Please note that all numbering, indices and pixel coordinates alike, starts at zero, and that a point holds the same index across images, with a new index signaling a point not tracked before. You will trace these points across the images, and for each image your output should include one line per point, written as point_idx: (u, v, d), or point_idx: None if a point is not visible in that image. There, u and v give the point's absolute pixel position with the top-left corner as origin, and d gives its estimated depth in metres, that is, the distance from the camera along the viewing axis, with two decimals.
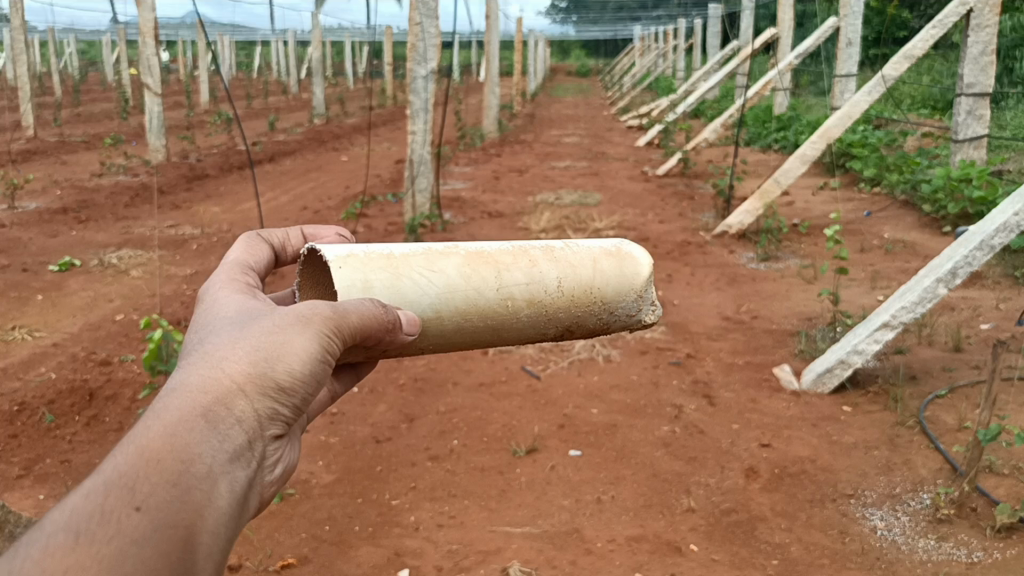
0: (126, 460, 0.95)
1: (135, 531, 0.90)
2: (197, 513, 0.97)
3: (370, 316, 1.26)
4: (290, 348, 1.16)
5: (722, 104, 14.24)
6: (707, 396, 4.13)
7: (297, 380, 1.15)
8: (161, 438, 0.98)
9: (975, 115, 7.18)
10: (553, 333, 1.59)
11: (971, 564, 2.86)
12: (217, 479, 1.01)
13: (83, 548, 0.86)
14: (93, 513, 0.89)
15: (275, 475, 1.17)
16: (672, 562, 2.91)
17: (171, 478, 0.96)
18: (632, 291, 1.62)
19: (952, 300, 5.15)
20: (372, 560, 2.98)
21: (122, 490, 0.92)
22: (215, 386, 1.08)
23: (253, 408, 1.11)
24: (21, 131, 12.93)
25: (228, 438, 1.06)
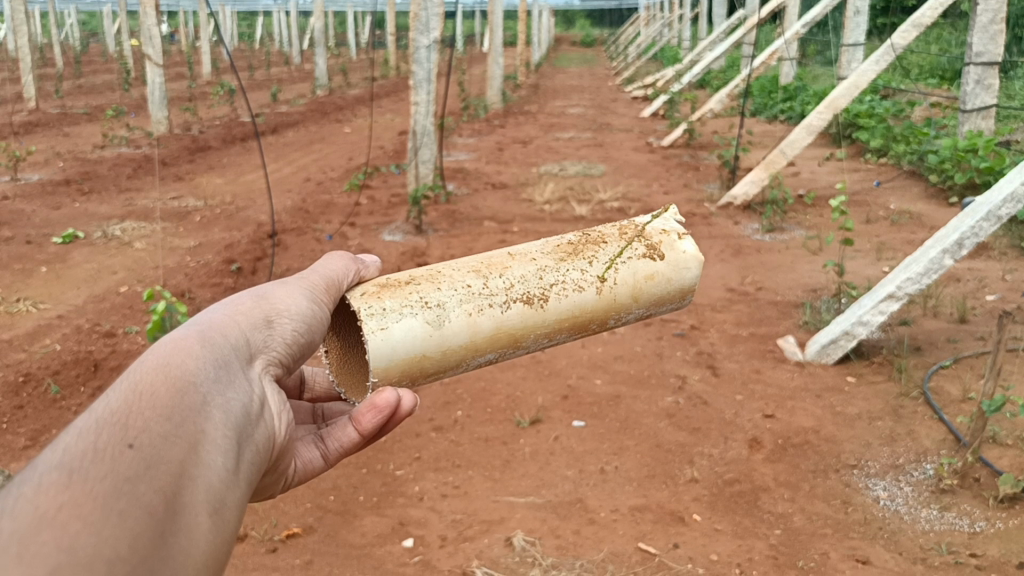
0: (114, 397, 0.85)
1: (129, 467, 0.77)
2: (192, 448, 0.85)
3: (343, 272, 1.37)
4: (278, 296, 1.23)
5: (728, 74, 14.12)
6: (711, 366, 4.14)
7: (285, 319, 1.20)
8: (153, 369, 0.90)
9: (984, 84, 7.10)
10: (575, 237, 1.52)
11: (974, 534, 2.88)
12: (213, 410, 0.92)
13: (78, 483, 0.73)
14: (86, 451, 0.76)
15: (286, 422, 1.10)
16: (675, 532, 2.93)
17: (166, 410, 0.86)
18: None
19: (958, 271, 5.13)
20: (376, 529, 3.00)
21: (112, 428, 0.80)
22: (209, 319, 1.08)
23: (248, 341, 1.10)
24: (22, 104, 12.90)
25: (225, 364, 1.01)
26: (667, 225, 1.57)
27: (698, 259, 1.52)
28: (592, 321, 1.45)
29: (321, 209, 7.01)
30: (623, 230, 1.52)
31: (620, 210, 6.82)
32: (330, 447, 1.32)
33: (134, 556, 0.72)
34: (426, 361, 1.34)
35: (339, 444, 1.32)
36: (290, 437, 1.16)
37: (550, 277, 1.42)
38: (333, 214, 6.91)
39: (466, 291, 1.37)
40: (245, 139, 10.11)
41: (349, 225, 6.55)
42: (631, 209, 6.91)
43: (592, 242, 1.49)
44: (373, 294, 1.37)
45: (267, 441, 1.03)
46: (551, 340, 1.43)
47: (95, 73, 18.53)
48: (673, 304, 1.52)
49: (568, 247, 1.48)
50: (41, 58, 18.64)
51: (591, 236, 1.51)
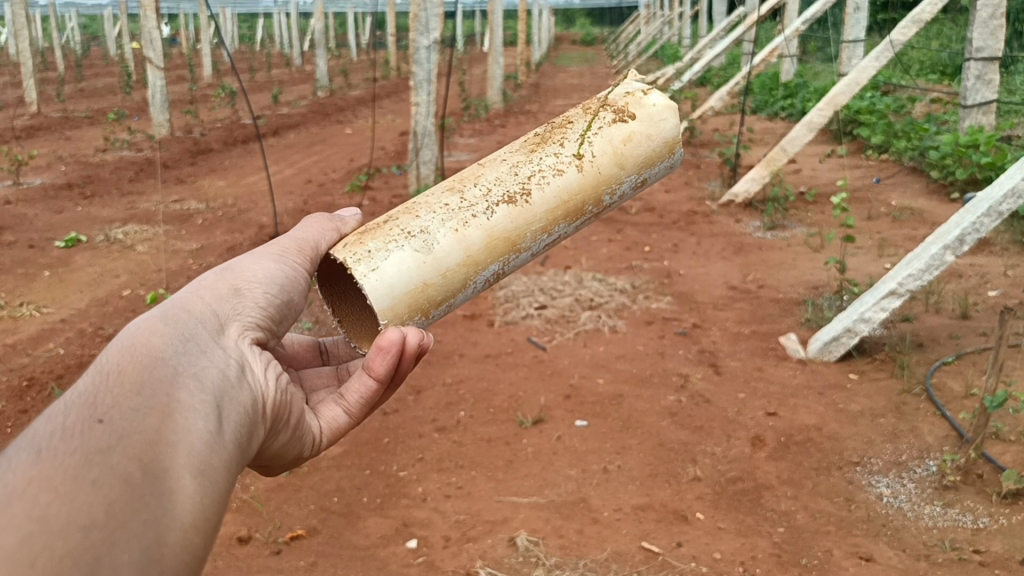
0: (84, 383, 0.88)
1: (100, 438, 0.80)
2: (166, 417, 0.87)
3: (315, 231, 1.43)
4: (243, 269, 1.31)
5: (728, 73, 14.12)
6: (713, 365, 4.14)
7: (252, 286, 1.27)
8: (119, 351, 0.94)
9: (984, 80, 7.09)
10: (541, 129, 1.57)
11: (977, 530, 2.88)
12: (184, 377, 0.96)
13: (45, 462, 0.76)
14: (55, 431, 0.79)
15: (270, 378, 1.15)
16: (678, 530, 2.93)
17: (136, 386, 0.89)
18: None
19: (960, 266, 5.13)
20: (380, 531, 3.01)
21: (80, 410, 0.83)
22: (173, 295, 1.14)
23: (214, 308, 1.16)
24: (25, 108, 12.93)
25: (192, 336, 1.06)
26: (629, 88, 1.61)
27: (670, 106, 1.56)
28: (585, 203, 1.52)
29: (323, 211, 7.02)
30: (587, 106, 1.57)
31: (621, 209, 6.80)
32: (352, 401, 1.35)
33: (109, 521, 0.74)
34: (431, 289, 1.41)
35: (359, 395, 1.35)
36: (287, 394, 1.21)
37: (525, 171, 1.49)
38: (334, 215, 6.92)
39: (445, 210, 1.44)
40: (246, 140, 10.13)
41: None
42: (632, 208, 6.91)
43: (559, 127, 1.54)
44: (355, 241, 1.42)
45: (251, 401, 1.08)
46: (550, 233, 1.50)
47: (96, 76, 18.56)
48: (662, 161, 1.57)
49: (536, 140, 1.54)
50: (42, 63, 18.66)
51: (557, 122, 1.56)
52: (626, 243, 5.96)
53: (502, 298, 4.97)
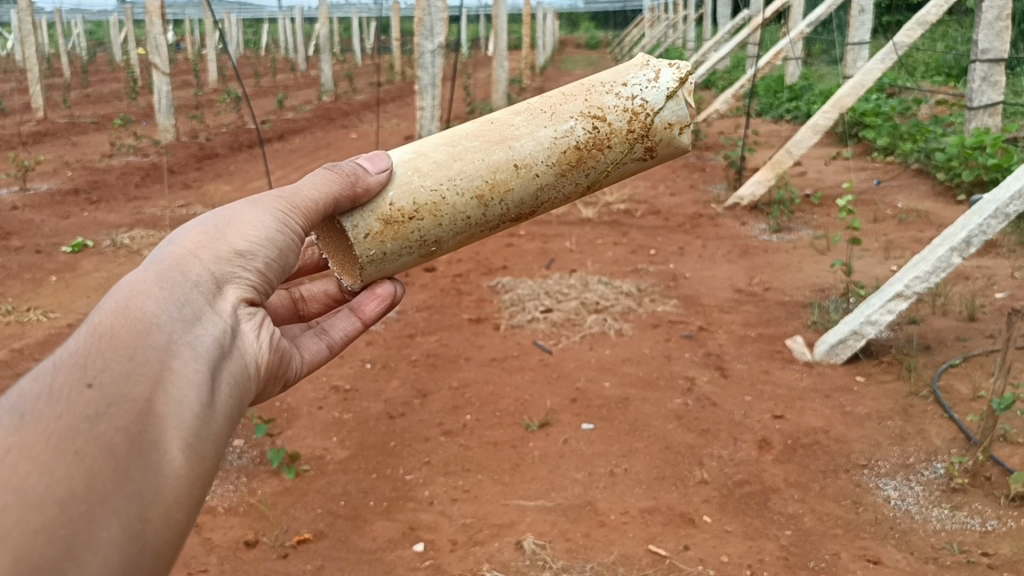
0: (76, 341, 0.99)
1: (87, 406, 0.92)
2: (157, 384, 1.00)
3: (325, 193, 1.47)
4: (247, 221, 1.35)
5: (734, 76, 14.10)
6: (720, 368, 4.13)
7: (252, 245, 1.32)
8: (113, 311, 1.04)
9: (990, 81, 7.08)
10: (583, 130, 1.59)
11: (985, 533, 2.87)
12: (180, 345, 1.07)
13: (29, 424, 0.87)
14: (42, 394, 0.91)
15: (259, 341, 1.25)
16: (685, 533, 2.93)
17: (129, 348, 1.01)
18: (630, 68, 1.65)
19: (967, 269, 5.11)
20: (386, 534, 3.01)
21: (71, 370, 0.95)
22: (169, 255, 1.20)
23: (211, 271, 1.23)
24: (31, 114, 12.96)
25: (189, 300, 1.15)
26: (680, 101, 1.62)
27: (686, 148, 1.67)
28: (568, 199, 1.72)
29: None
30: (632, 123, 1.59)
31: (627, 212, 6.80)
32: (335, 337, 1.64)
33: (89, 496, 0.87)
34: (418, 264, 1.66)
35: (343, 332, 1.65)
36: (277, 349, 1.32)
37: (545, 194, 1.61)
38: None
39: (463, 223, 1.58)
40: (252, 145, 10.14)
41: None
42: (637, 211, 6.89)
43: (596, 145, 1.59)
44: (379, 234, 1.54)
45: (241, 367, 1.18)
46: None
47: (103, 82, 18.60)
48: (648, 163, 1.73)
49: (573, 150, 1.59)
50: (47, 68, 18.69)
51: (599, 141, 1.59)
52: (632, 247, 5.95)
53: (507, 301, 4.97)
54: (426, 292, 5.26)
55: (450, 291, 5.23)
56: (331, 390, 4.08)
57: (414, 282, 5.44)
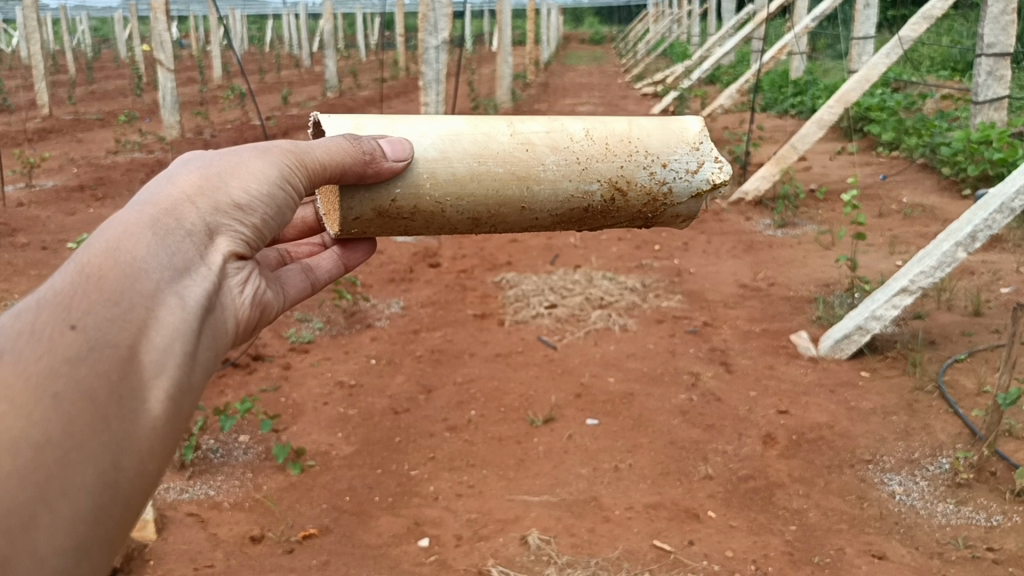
0: (63, 278, 1.01)
1: (67, 349, 0.94)
2: (141, 331, 1.01)
3: (335, 155, 1.43)
4: (250, 170, 1.31)
5: (738, 70, 14.08)
6: (725, 363, 4.13)
7: (252, 198, 1.28)
8: (103, 252, 1.05)
9: (995, 76, 7.06)
10: (600, 195, 1.67)
11: (991, 528, 2.87)
12: (167, 294, 1.06)
13: (7, 363, 0.90)
14: (24, 332, 0.93)
15: (243, 297, 1.23)
16: (690, 529, 2.93)
17: (115, 293, 1.01)
18: (676, 147, 1.71)
19: (972, 264, 5.10)
20: (391, 529, 3.02)
21: (56, 309, 0.97)
22: (165, 198, 1.17)
23: (205, 219, 1.20)
24: (37, 111, 12.98)
25: (179, 246, 1.13)
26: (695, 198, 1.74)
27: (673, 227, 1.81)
28: None
29: None
30: (647, 204, 1.70)
31: None
32: (319, 276, 1.65)
33: (65, 442, 0.90)
34: None
35: (327, 272, 1.68)
36: (261, 307, 1.29)
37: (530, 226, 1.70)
38: None
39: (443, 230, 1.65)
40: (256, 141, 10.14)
41: None
42: None
43: (603, 211, 1.69)
44: (368, 221, 1.58)
45: (221, 324, 1.17)
46: None
47: (107, 78, 18.61)
48: None
49: (583, 208, 1.67)
50: (52, 65, 18.74)
51: (608, 209, 1.69)
52: (636, 242, 5.95)
53: (512, 297, 4.97)
54: (431, 288, 5.26)
55: (454, 287, 5.23)
56: (336, 386, 4.09)
57: (419, 278, 5.44)
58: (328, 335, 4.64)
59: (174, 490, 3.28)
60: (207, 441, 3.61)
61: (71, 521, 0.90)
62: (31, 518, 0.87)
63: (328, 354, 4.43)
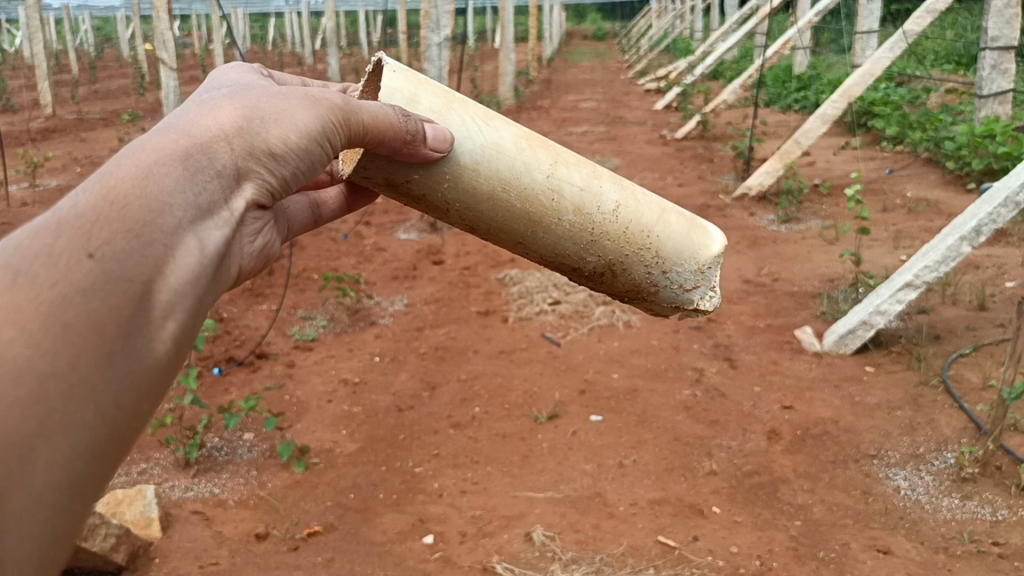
0: (84, 199, 1.01)
1: (83, 277, 0.94)
2: (157, 268, 1.01)
3: (380, 121, 1.37)
4: (294, 116, 1.25)
5: (741, 65, 14.07)
6: (729, 359, 4.12)
7: (290, 150, 1.23)
8: (130, 178, 1.04)
9: (1000, 69, 7.04)
10: (594, 265, 1.70)
11: (997, 522, 2.87)
12: (186, 234, 1.06)
13: (21, 285, 0.91)
14: (41, 255, 0.94)
15: (251, 247, 1.22)
16: (694, 524, 2.93)
17: (135, 226, 1.01)
18: (686, 261, 1.75)
19: (977, 258, 5.09)
20: (396, 526, 3.02)
21: (75, 232, 0.97)
22: (200, 133, 1.15)
23: (235, 163, 1.17)
24: (41, 110, 12.98)
25: (202, 190, 1.11)
26: (670, 299, 1.80)
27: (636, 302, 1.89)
28: None
29: None
30: (626, 288, 1.75)
31: None
32: (323, 212, 1.74)
33: (71, 375, 0.92)
34: None
35: (330, 211, 1.76)
36: (267, 254, 1.28)
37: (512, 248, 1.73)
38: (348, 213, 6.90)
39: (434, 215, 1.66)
40: None
41: (364, 224, 6.54)
42: None
43: (584, 277, 1.73)
44: (375, 185, 1.58)
45: (227, 273, 1.16)
46: None
47: (110, 78, 18.60)
48: None
49: (572, 267, 1.71)
50: (55, 64, 18.73)
51: (594, 277, 1.73)
52: None
53: (515, 294, 4.97)
54: (435, 285, 5.26)
55: (458, 284, 5.23)
56: (341, 383, 4.09)
57: (422, 275, 5.44)
58: (331, 333, 4.64)
59: (179, 487, 3.29)
60: (211, 439, 3.61)
61: (68, 457, 0.92)
62: (29, 450, 0.89)
63: (332, 352, 4.43)
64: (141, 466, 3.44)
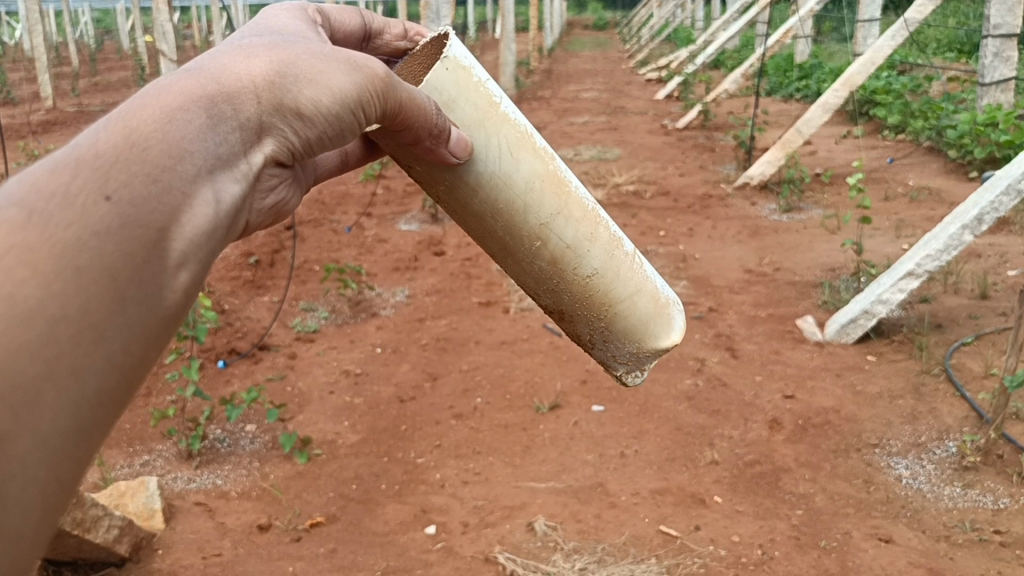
0: (106, 137, 0.94)
1: (99, 220, 0.88)
2: (173, 217, 0.95)
3: (416, 100, 1.30)
4: (331, 79, 1.17)
5: (743, 54, 14.04)
6: (730, 349, 4.12)
7: (319, 113, 1.16)
8: (155, 120, 0.98)
9: (1002, 57, 7.01)
10: (543, 301, 1.72)
11: (998, 511, 2.87)
12: (203, 185, 1.00)
13: (35, 227, 0.83)
14: (56, 195, 0.87)
15: (261, 202, 1.16)
16: (696, 514, 2.93)
17: (154, 170, 0.94)
18: (627, 340, 1.76)
19: (979, 246, 5.08)
20: (398, 517, 3.03)
21: (92, 173, 0.90)
22: (229, 81, 1.08)
23: (259, 117, 1.10)
24: (41, 102, 12.95)
25: (225, 142, 1.04)
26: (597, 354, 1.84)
27: None
28: None
29: (337, 200, 7.01)
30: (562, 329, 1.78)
31: (637, 193, 6.76)
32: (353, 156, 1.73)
33: (81, 319, 0.85)
34: None
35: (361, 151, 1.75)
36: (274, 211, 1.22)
37: None
38: (350, 204, 6.90)
39: None
40: None
41: (366, 215, 6.53)
42: (647, 192, 6.86)
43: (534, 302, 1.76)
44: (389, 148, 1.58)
45: (237, 229, 1.10)
46: None
47: (111, 70, 18.57)
48: None
49: (527, 291, 1.73)
50: (55, 57, 18.70)
51: (544, 308, 1.75)
52: (642, 228, 5.93)
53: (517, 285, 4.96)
54: (437, 276, 5.26)
55: (459, 275, 5.23)
56: (342, 374, 4.10)
57: (424, 267, 5.43)
58: (333, 324, 4.65)
59: (182, 479, 3.29)
60: (214, 431, 3.62)
61: (76, 403, 0.85)
62: (37, 395, 0.81)
63: (334, 343, 4.44)
64: (144, 458, 3.45)
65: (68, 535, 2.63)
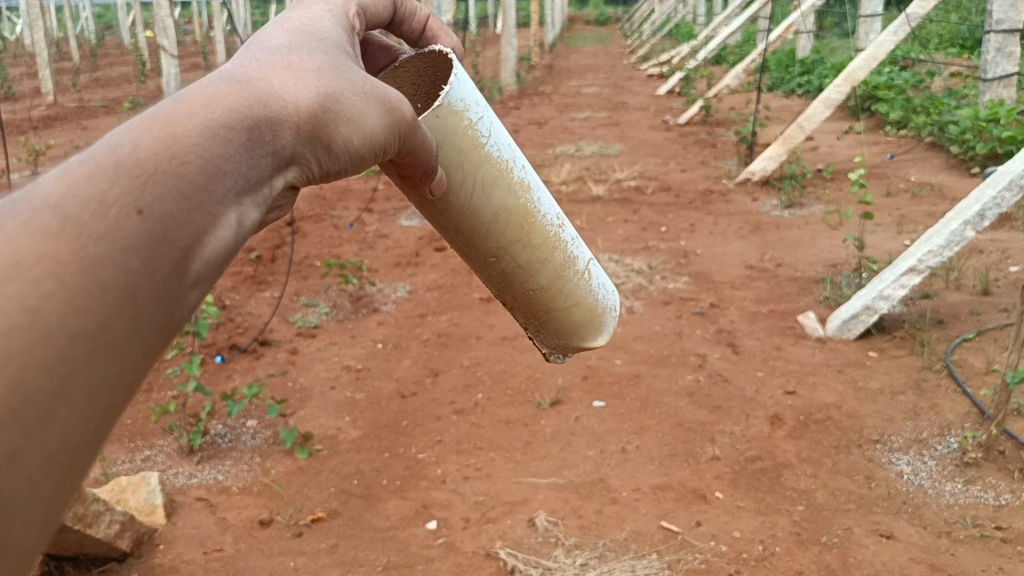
0: (142, 142, 0.79)
1: (129, 236, 0.73)
2: (198, 238, 0.80)
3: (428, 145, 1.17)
4: (367, 118, 1.02)
5: (744, 49, 14.03)
6: (731, 344, 4.12)
7: (349, 154, 1.00)
8: (196, 134, 0.82)
9: (1005, 53, 6.99)
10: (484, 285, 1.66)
11: (999, 507, 2.87)
12: (233, 209, 0.84)
13: (67, 234, 0.70)
14: (88, 200, 0.72)
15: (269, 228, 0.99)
16: (698, 510, 2.93)
17: (188, 188, 0.79)
18: (555, 338, 1.73)
19: (980, 242, 5.08)
20: (400, 513, 3.03)
21: (127, 179, 0.75)
22: (272, 103, 0.91)
23: (294, 146, 0.94)
24: (42, 97, 12.98)
25: (260, 174, 0.88)
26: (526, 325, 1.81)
27: None
28: None
29: (338, 196, 7.01)
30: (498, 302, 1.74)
31: (637, 189, 6.76)
32: None
33: (101, 337, 0.71)
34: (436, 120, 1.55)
35: None
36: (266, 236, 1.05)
37: None
38: (351, 200, 6.90)
39: None
40: None
41: (367, 211, 6.52)
42: (648, 187, 6.86)
43: None
44: None
45: None
46: None
47: (112, 65, 18.59)
48: None
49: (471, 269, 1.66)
50: (57, 52, 18.73)
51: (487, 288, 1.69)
52: (643, 223, 5.92)
53: None
54: (437, 271, 5.25)
55: (460, 271, 5.22)
56: (343, 370, 4.10)
57: (425, 262, 5.42)
58: (334, 320, 4.65)
59: (183, 474, 3.30)
60: (215, 427, 3.62)
61: (88, 424, 0.71)
62: (50, 413, 0.68)
63: (335, 339, 4.43)
64: (145, 454, 3.46)
65: (69, 531, 2.62)
